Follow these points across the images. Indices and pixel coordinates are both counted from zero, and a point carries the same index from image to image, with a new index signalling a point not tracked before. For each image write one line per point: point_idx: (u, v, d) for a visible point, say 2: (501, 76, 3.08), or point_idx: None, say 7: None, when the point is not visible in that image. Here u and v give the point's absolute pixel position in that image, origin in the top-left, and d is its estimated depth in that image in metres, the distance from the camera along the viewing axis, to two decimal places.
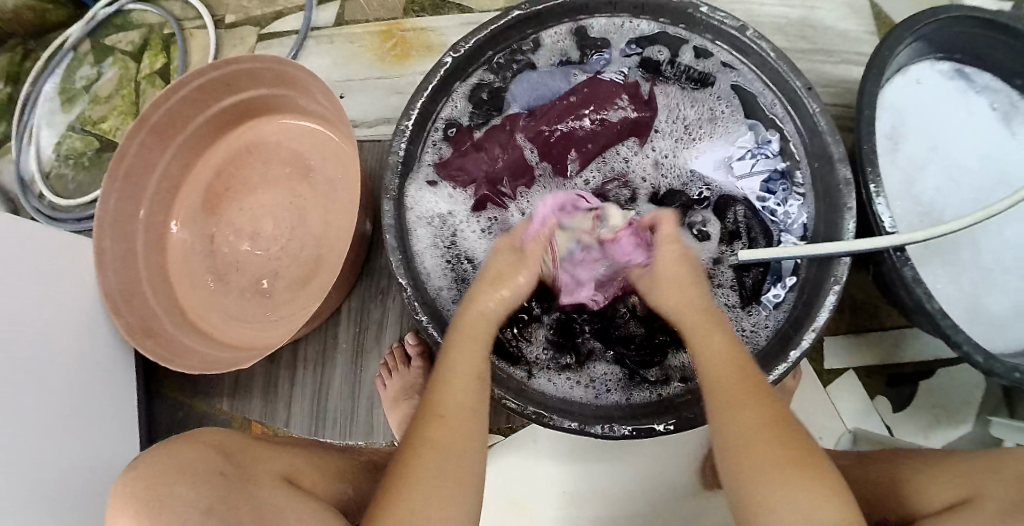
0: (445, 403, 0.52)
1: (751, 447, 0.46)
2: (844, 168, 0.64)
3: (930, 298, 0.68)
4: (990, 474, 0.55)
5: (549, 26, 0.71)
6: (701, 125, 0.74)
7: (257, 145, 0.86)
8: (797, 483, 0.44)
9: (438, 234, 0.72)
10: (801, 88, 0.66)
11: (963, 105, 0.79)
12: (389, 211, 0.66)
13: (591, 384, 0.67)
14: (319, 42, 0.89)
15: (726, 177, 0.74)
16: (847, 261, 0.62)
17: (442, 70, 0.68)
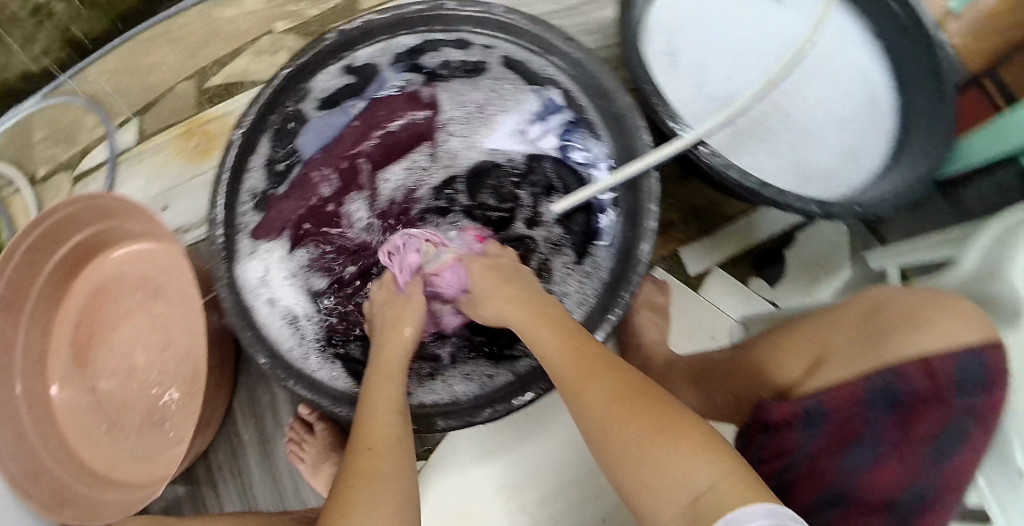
0: (374, 438, 0.52)
1: (619, 413, 0.49)
2: (622, 96, 0.68)
3: (745, 177, 0.72)
4: (833, 327, 0.56)
5: (319, 71, 0.72)
6: (491, 108, 0.81)
7: (107, 283, 0.86)
8: (672, 439, 0.47)
9: (279, 303, 0.74)
10: (562, 41, 0.69)
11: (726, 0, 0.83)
12: (227, 299, 0.67)
13: (466, 376, 0.70)
14: (129, 165, 0.90)
15: (524, 143, 0.80)
16: (652, 174, 0.65)
17: (233, 149, 0.69)
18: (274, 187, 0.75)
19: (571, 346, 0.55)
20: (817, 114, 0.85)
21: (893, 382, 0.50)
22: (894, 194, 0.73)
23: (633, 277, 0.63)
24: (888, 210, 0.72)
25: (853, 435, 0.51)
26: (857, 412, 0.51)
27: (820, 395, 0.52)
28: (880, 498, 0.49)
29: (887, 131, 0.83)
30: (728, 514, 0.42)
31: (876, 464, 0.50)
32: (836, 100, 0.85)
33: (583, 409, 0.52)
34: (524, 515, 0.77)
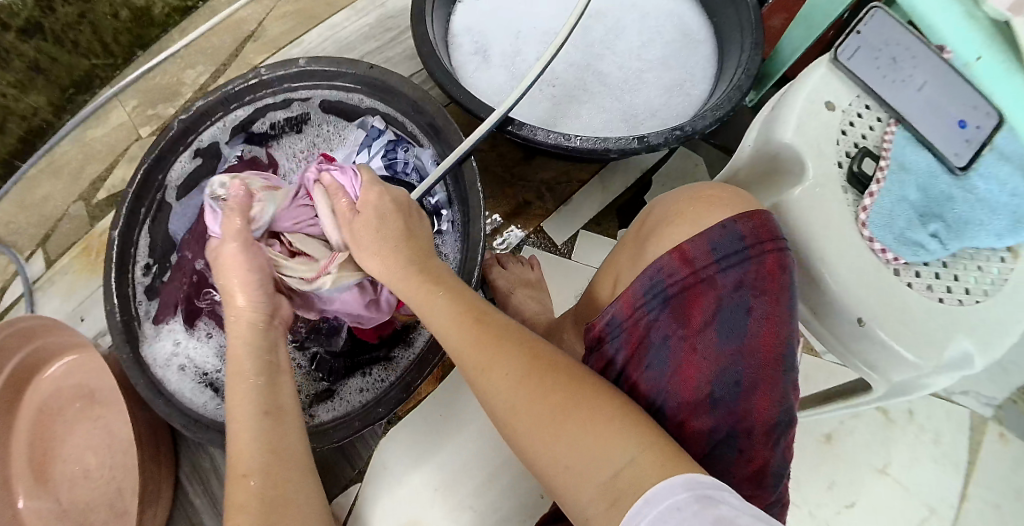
0: (244, 462, 0.53)
1: (520, 401, 0.55)
2: (428, 104, 0.75)
3: (567, 140, 0.78)
4: (633, 250, 0.63)
5: (171, 159, 0.79)
6: (323, 152, 0.89)
7: (48, 403, 0.91)
8: (577, 419, 0.53)
9: (188, 373, 0.80)
10: (366, 71, 0.77)
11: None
12: (138, 377, 0.72)
13: (361, 389, 0.75)
14: (44, 291, 0.97)
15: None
16: (472, 161, 0.70)
17: (114, 245, 0.75)
18: (158, 274, 0.82)
19: (468, 327, 0.58)
20: (638, 64, 0.92)
21: (659, 278, 0.56)
22: (719, 108, 0.79)
23: (476, 257, 0.69)
24: (711, 123, 0.78)
25: (644, 340, 0.56)
26: (638, 318, 0.56)
27: (615, 312, 0.57)
28: (690, 389, 0.54)
29: (700, 64, 0.93)
30: (647, 491, 0.48)
31: (678, 362, 0.55)
32: (645, 52, 0.93)
33: (486, 392, 0.57)
34: (466, 502, 0.82)
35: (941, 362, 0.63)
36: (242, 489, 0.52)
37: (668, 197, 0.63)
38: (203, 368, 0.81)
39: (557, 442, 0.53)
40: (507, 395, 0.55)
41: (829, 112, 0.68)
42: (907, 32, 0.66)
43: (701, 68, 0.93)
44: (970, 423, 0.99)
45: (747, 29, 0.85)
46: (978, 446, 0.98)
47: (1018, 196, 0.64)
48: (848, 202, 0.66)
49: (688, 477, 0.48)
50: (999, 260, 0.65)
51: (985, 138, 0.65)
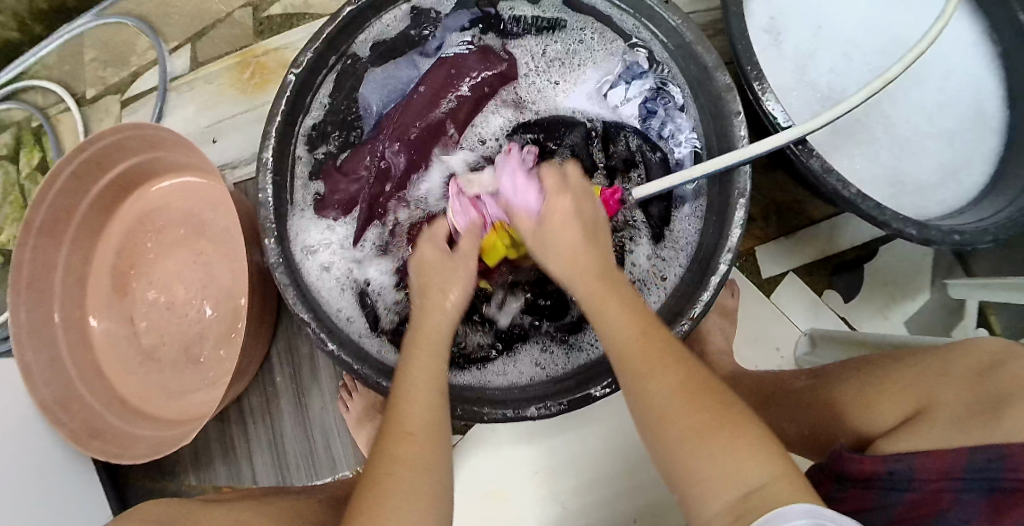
0: (414, 419, 0.47)
1: (706, 439, 0.41)
2: (722, 75, 0.58)
3: (845, 185, 0.64)
4: (940, 378, 0.50)
5: (388, 9, 0.66)
6: (571, 62, 0.69)
7: (148, 215, 0.84)
8: (733, 436, 0.41)
9: (331, 269, 0.67)
10: (658, 3, 0.60)
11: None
12: (272, 248, 0.61)
13: (530, 363, 0.66)
14: (179, 93, 0.86)
15: (608, 103, 0.69)
16: (747, 169, 0.58)
17: (287, 91, 0.62)
18: (326, 148, 0.69)
19: (637, 318, 0.46)
20: (922, 120, 0.76)
21: (998, 460, 0.40)
22: (1009, 223, 0.64)
23: (711, 281, 0.57)
24: (988, 243, 0.64)
25: (937, 513, 0.41)
26: (948, 489, 0.41)
27: (912, 457, 0.44)
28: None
29: (993, 146, 0.76)
30: (767, 514, 0.37)
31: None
32: (946, 107, 0.77)
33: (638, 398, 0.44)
34: (560, 501, 0.74)
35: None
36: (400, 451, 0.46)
37: (997, 346, 0.50)
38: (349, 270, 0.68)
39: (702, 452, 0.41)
40: (653, 381, 0.44)
41: None
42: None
43: (982, 157, 0.76)
44: None
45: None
46: None
47: None
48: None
49: (812, 512, 0.36)
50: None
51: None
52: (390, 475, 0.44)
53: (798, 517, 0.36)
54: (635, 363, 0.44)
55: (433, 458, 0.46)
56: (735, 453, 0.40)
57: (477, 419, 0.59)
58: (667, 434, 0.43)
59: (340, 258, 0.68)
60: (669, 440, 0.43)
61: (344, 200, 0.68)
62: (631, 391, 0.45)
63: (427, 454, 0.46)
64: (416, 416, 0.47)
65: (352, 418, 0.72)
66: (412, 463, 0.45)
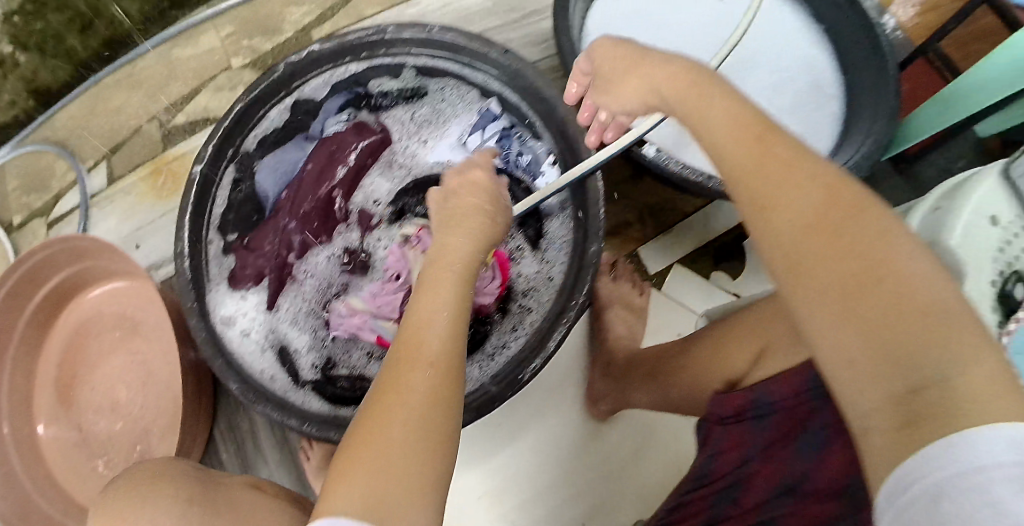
0: (405, 380, 0.45)
1: (826, 259, 0.36)
2: (563, 104, 0.69)
3: (694, 174, 0.74)
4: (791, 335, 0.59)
5: (272, 101, 0.74)
6: (432, 127, 0.81)
7: (85, 325, 0.88)
8: (941, 338, 0.33)
9: (254, 336, 0.73)
10: (499, 54, 0.71)
11: (658, 14, 0.89)
12: (194, 321, 0.67)
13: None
14: (101, 206, 0.92)
15: (467, 156, 0.80)
16: (599, 173, 0.66)
17: (193, 185, 0.70)
18: (235, 230, 0.76)
19: (741, 120, 0.42)
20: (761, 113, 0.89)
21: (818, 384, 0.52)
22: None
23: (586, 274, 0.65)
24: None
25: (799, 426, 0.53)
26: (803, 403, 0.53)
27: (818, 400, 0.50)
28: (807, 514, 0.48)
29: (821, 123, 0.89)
30: (949, 435, 0.31)
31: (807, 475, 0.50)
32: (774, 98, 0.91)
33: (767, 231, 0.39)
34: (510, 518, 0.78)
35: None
36: (387, 432, 0.43)
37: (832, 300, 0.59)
38: (269, 334, 0.74)
39: (807, 288, 0.36)
40: (786, 212, 0.38)
41: (992, 227, 0.62)
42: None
43: (825, 130, 0.90)
44: None
45: (886, 99, 0.82)
46: None
47: None
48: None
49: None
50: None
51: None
52: (371, 442, 0.42)
53: (1005, 451, 0.30)
54: (778, 204, 0.38)
55: (436, 424, 0.44)
56: (957, 343, 0.33)
57: None
58: (797, 278, 0.37)
59: (257, 325, 0.74)
60: (800, 273, 0.37)
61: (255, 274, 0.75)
62: (757, 237, 0.39)
63: (431, 417, 0.44)
64: (422, 395, 0.44)
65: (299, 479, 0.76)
66: (392, 433, 0.43)
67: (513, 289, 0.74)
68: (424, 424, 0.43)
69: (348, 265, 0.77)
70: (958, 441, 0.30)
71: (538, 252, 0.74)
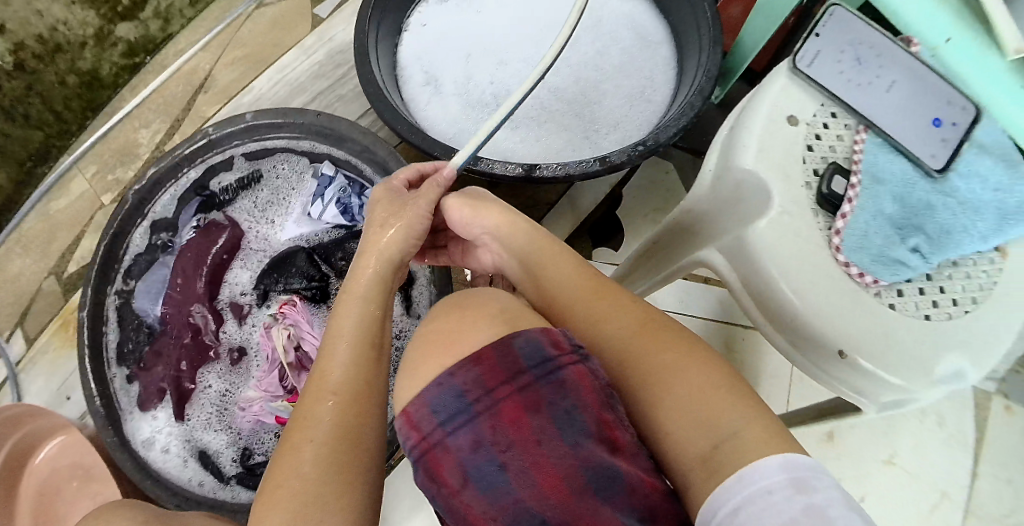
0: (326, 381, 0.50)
1: (638, 342, 0.49)
2: (381, 148, 0.74)
3: (526, 166, 0.74)
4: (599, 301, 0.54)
5: (130, 228, 0.78)
6: (280, 203, 0.85)
7: (44, 486, 0.91)
8: (733, 402, 0.44)
9: (178, 449, 0.78)
10: (315, 118, 0.75)
11: (469, 8, 0.89)
12: (118, 455, 0.72)
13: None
14: (27, 371, 0.95)
15: (314, 224, 0.83)
16: None
17: (85, 325, 0.74)
18: (131, 358, 0.79)
19: (573, 266, 0.57)
20: (595, 75, 0.86)
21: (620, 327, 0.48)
22: (681, 116, 0.74)
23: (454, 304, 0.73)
24: (674, 134, 0.73)
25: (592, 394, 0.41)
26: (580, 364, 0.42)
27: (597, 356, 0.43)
28: (569, 512, 0.37)
29: (655, 68, 0.87)
30: (748, 461, 0.40)
31: (531, 460, 0.38)
32: (608, 55, 0.87)
33: (595, 340, 0.51)
34: None
35: (933, 381, 0.51)
36: (292, 466, 0.45)
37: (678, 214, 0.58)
38: (192, 443, 0.79)
39: (649, 367, 0.47)
40: (608, 324, 0.51)
41: (790, 127, 0.55)
42: (871, 27, 0.56)
43: (661, 72, 0.86)
44: (974, 401, 0.98)
45: (703, 27, 0.78)
46: (985, 423, 0.97)
47: (1004, 190, 0.54)
48: (819, 225, 0.53)
49: (811, 460, 0.39)
50: (988, 262, 0.54)
51: (963, 135, 0.54)
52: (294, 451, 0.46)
53: (777, 472, 0.38)
54: (600, 312, 0.52)
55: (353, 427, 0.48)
56: (743, 407, 0.43)
57: None
58: (630, 366, 0.48)
59: (175, 438, 0.78)
60: (627, 367, 0.48)
61: (160, 393, 0.79)
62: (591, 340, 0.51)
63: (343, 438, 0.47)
64: (328, 428, 0.47)
65: None
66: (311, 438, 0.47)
67: (388, 334, 0.80)
68: (335, 447, 0.46)
69: (244, 354, 0.81)
70: (745, 473, 0.39)
71: (402, 296, 0.82)
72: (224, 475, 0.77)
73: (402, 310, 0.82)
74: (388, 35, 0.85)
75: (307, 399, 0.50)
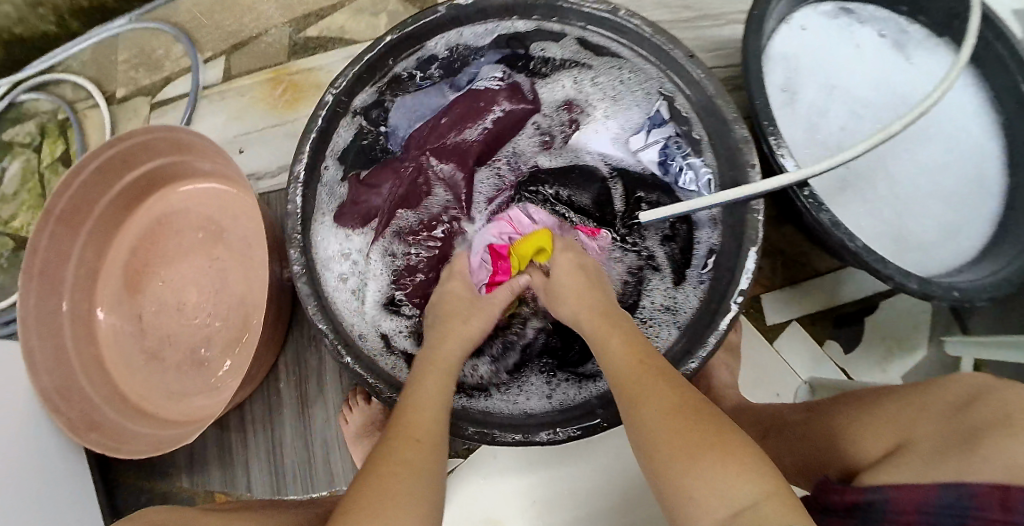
0: (419, 429, 0.52)
1: (669, 422, 0.48)
2: (741, 129, 0.64)
3: (853, 239, 0.68)
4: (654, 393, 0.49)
5: (426, 41, 0.70)
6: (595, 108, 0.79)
7: (167, 217, 0.85)
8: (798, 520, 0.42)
9: (354, 282, 0.74)
10: (682, 57, 0.65)
11: (850, 38, 0.82)
12: (296, 260, 0.66)
13: (543, 391, 0.67)
14: (211, 101, 0.87)
15: (628, 154, 0.77)
16: (759, 203, 0.63)
17: (324, 109, 0.68)
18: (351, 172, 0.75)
19: (631, 351, 0.54)
20: (929, 185, 0.80)
21: (966, 498, 0.47)
22: (1010, 282, 0.68)
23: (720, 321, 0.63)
24: (988, 302, 0.67)
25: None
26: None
27: (886, 490, 0.51)
28: None
29: (995, 208, 0.79)
30: None
31: None
32: (950, 172, 0.80)
33: (635, 417, 0.50)
34: None
35: None
36: (394, 481, 0.48)
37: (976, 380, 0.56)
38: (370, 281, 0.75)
39: (710, 478, 0.44)
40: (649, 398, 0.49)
41: None
42: None
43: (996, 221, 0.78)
44: None
45: None
46: None
47: None
48: None
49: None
50: None
51: None
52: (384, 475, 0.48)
53: None
54: (644, 391, 0.50)
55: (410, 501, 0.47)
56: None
57: (486, 442, 0.61)
58: (685, 481, 0.45)
59: (358, 268, 0.75)
60: (682, 480, 0.45)
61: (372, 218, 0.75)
62: (636, 418, 0.50)
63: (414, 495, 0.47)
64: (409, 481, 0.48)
65: (349, 432, 0.74)
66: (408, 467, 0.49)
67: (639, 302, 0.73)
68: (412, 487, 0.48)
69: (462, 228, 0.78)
70: None
71: (676, 279, 0.73)
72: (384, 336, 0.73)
73: (665, 298, 0.73)
74: (776, 17, 0.78)
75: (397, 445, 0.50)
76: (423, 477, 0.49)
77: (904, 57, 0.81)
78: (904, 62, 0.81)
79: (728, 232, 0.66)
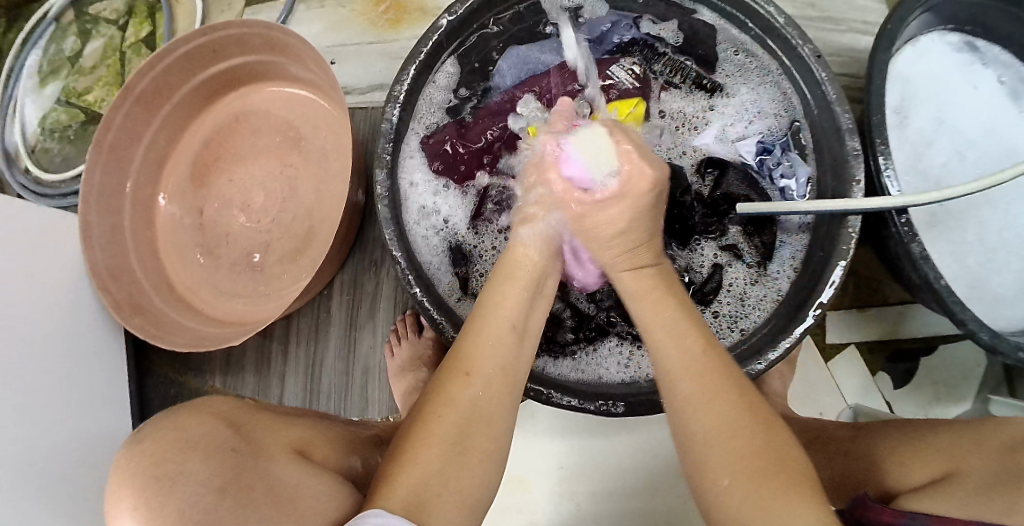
0: (472, 361, 0.50)
1: (721, 440, 0.45)
2: (853, 141, 0.62)
3: (939, 277, 0.63)
4: (705, 404, 0.47)
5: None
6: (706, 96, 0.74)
7: (244, 116, 0.83)
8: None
9: (436, 227, 0.71)
10: (809, 55, 0.64)
11: (969, 79, 0.77)
12: (381, 180, 0.64)
13: (616, 359, 0.66)
14: (309, 7, 0.85)
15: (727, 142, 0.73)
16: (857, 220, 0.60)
17: (437, 33, 0.67)
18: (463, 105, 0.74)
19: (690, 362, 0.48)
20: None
21: None
22: None
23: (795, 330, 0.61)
24: None
25: None
26: None
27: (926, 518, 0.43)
28: None
29: None
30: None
31: None
32: None
33: (686, 426, 0.47)
34: (574, 503, 0.74)
35: None
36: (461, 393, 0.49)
37: None
38: (454, 230, 0.72)
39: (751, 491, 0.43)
40: (704, 412, 0.46)
41: None
42: None
43: None
44: None
45: None
46: None
47: None
48: None
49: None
50: None
51: None
52: (439, 416, 0.48)
53: None
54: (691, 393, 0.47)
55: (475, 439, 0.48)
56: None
57: (540, 400, 0.59)
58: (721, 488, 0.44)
59: (445, 211, 0.72)
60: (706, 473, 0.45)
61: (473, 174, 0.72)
62: (683, 416, 0.47)
63: (469, 429, 0.48)
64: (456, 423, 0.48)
65: (394, 363, 0.73)
66: (460, 407, 0.49)
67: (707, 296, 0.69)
68: (464, 423, 0.48)
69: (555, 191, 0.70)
70: None
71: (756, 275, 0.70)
72: (460, 282, 0.70)
73: (747, 286, 0.69)
74: (904, 38, 0.74)
75: (451, 381, 0.50)
76: (481, 420, 0.49)
77: (1018, 108, 0.76)
78: (1017, 112, 0.76)
79: (818, 237, 0.66)
